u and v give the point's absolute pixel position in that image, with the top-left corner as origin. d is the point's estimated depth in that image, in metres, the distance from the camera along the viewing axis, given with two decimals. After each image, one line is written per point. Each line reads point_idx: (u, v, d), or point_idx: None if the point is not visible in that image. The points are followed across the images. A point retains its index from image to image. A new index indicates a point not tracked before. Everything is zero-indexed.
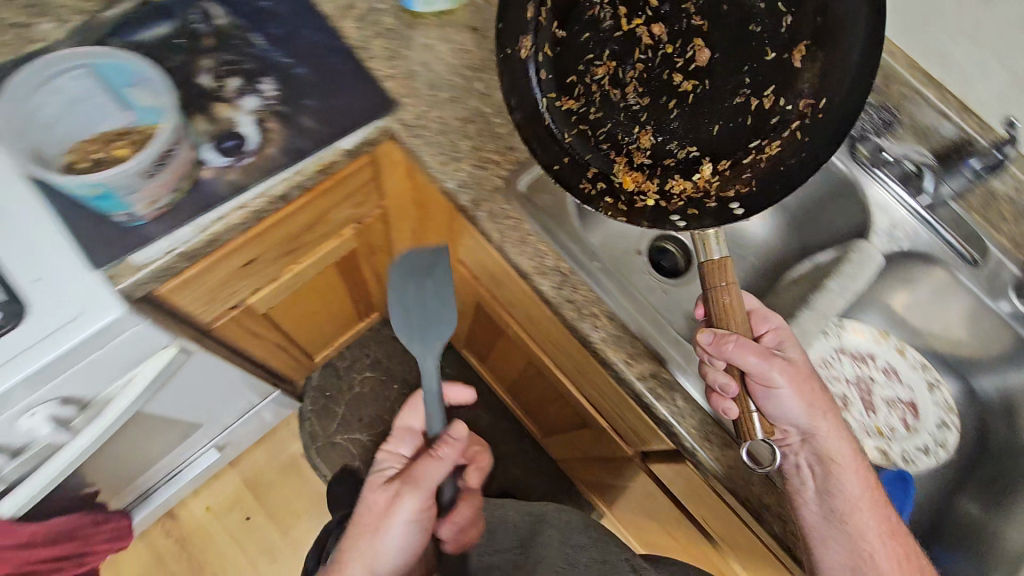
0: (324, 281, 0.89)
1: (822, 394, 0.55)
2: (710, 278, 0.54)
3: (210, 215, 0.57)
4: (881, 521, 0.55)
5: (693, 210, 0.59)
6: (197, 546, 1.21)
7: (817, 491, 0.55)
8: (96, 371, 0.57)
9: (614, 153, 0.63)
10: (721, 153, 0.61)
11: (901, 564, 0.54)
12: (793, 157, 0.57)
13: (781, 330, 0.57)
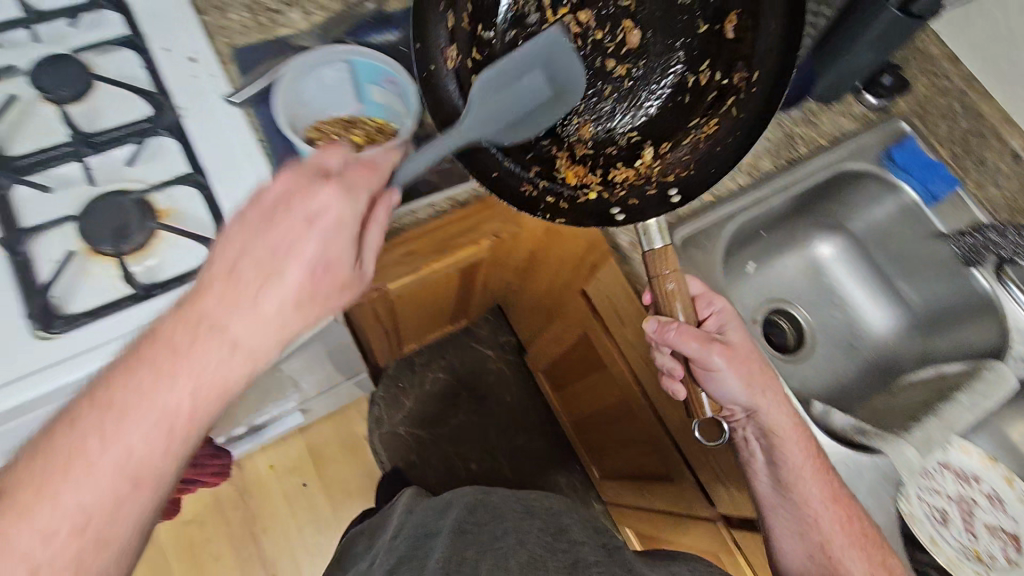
0: (447, 281, 0.96)
1: (759, 369, 0.64)
2: (660, 265, 0.61)
3: (404, 207, 0.64)
4: (821, 489, 0.64)
5: (621, 198, 0.65)
6: (253, 500, 1.25)
7: (765, 458, 0.65)
8: None
9: (559, 149, 0.69)
10: (655, 143, 0.69)
11: (844, 527, 0.64)
12: (730, 136, 0.65)
13: (726, 310, 0.65)
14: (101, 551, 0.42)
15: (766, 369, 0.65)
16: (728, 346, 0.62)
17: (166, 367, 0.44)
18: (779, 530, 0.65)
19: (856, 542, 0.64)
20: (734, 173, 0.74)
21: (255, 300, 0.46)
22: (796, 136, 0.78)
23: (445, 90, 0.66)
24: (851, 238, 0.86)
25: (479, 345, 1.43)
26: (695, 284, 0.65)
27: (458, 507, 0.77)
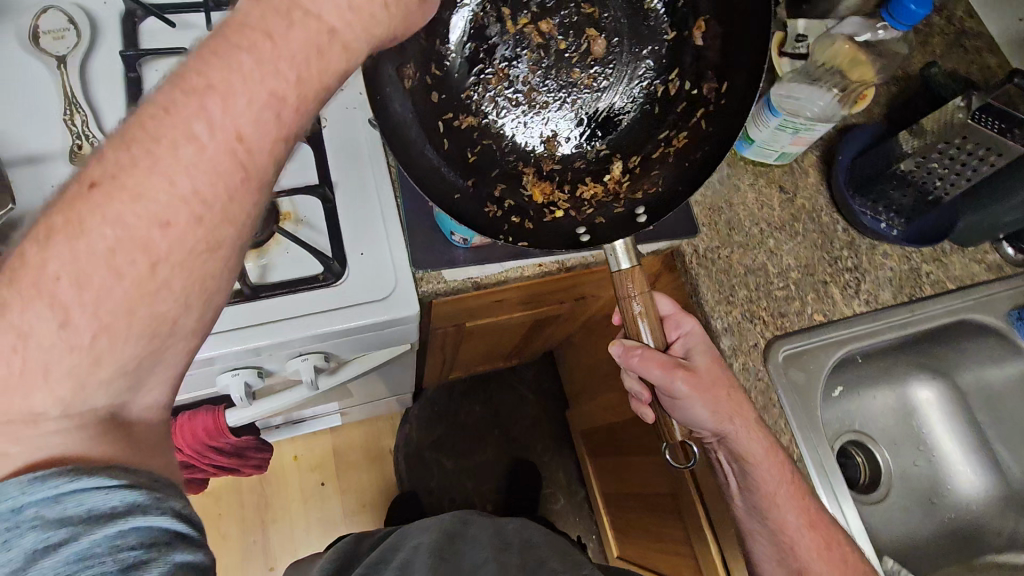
0: (516, 326, 0.94)
1: (728, 395, 0.58)
2: (619, 291, 0.55)
3: (515, 262, 0.63)
4: (799, 516, 0.59)
5: (570, 210, 0.59)
6: (269, 487, 1.25)
7: (739, 482, 0.60)
8: (358, 345, 0.63)
9: (521, 163, 0.61)
10: (587, 175, 0.62)
11: (821, 552, 0.59)
12: (686, 155, 0.58)
13: (694, 334, 0.60)
14: (115, 339, 0.32)
15: (734, 383, 0.60)
16: (692, 372, 0.56)
17: (176, 101, 0.33)
18: (758, 549, 0.61)
19: (834, 570, 0.59)
20: (852, 296, 0.70)
21: (290, 13, 0.36)
22: (923, 273, 0.73)
23: (391, 110, 0.54)
24: (952, 389, 0.81)
25: (522, 387, 1.40)
26: (665, 304, 0.61)
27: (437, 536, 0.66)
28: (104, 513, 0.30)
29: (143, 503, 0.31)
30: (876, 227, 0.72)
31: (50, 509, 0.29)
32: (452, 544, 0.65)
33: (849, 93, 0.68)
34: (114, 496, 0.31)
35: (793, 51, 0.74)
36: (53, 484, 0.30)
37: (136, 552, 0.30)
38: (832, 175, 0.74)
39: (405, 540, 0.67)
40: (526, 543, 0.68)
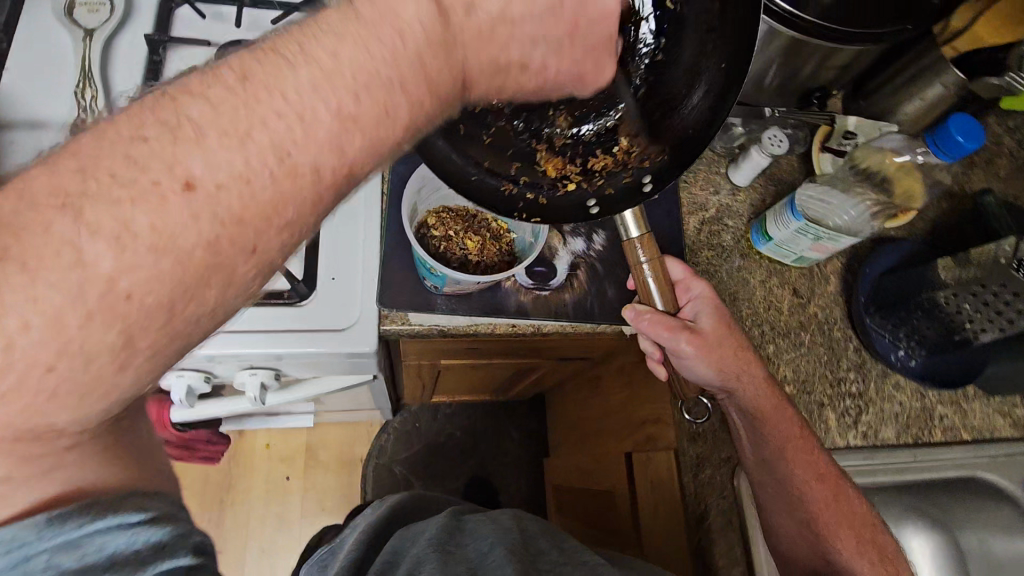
0: (501, 368, 0.91)
1: (734, 353, 0.58)
2: (629, 256, 0.57)
3: (485, 318, 0.59)
4: (807, 468, 0.57)
5: (580, 181, 0.52)
6: (237, 469, 1.25)
7: (748, 440, 0.59)
8: (312, 369, 0.60)
9: (534, 138, 0.54)
10: (594, 144, 0.54)
11: (829, 505, 0.57)
12: (695, 118, 0.49)
13: (702, 296, 0.60)
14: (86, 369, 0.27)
15: (742, 343, 0.59)
16: (698, 333, 0.57)
17: None
18: (772, 513, 0.57)
19: (844, 521, 0.57)
20: (847, 426, 0.64)
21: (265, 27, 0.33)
22: (936, 415, 0.66)
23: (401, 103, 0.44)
24: (955, 548, 0.69)
25: (506, 424, 1.36)
26: (675, 269, 0.61)
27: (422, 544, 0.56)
28: (127, 557, 0.26)
29: (167, 543, 0.27)
30: (890, 354, 0.66)
31: (63, 557, 0.25)
32: (457, 541, 0.57)
33: (885, 208, 0.62)
34: (134, 532, 0.26)
35: (837, 147, 0.71)
36: (71, 525, 0.25)
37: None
38: (853, 288, 0.68)
39: (418, 533, 0.58)
40: (534, 537, 0.59)
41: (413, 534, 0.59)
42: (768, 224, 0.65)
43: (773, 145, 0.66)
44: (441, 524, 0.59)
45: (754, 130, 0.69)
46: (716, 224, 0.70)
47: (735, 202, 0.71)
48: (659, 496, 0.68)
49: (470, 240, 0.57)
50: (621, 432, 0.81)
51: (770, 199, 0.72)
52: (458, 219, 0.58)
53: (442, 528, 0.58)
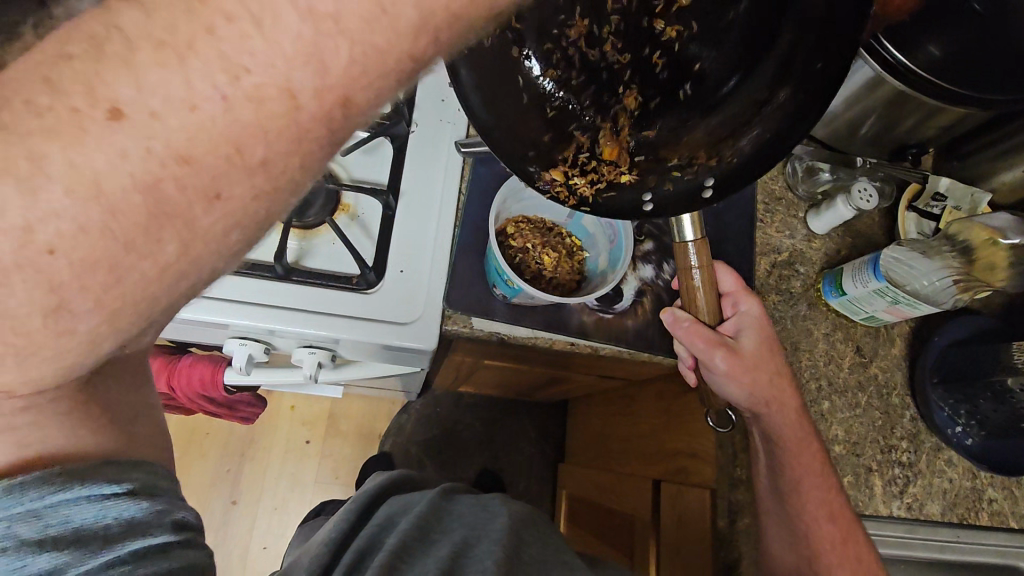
0: (538, 374, 0.91)
1: (770, 379, 0.58)
2: (680, 261, 0.56)
3: (546, 332, 0.59)
4: (818, 505, 0.59)
5: (637, 173, 0.50)
6: (259, 425, 1.27)
7: (767, 469, 0.60)
8: (367, 355, 0.61)
9: (598, 116, 0.52)
10: (660, 133, 0.51)
11: (835, 547, 0.58)
12: (777, 122, 0.45)
13: (750, 314, 0.61)
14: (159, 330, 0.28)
15: (782, 367, 0.60)
16: (737, 352, 0.57)
17: None
18: (772, 540, 0.60)
19: (846, 563, 0.58)
20: (893, 495, 0.63)
21: None
22: (985, 498, 0.65)
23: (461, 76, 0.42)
24: None
25: (525, 423, 1.37)
26: (727, 280, 0.62)
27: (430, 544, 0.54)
28: (97, 532, 0.28)
29: (151, 512, 0.30)
30: (947, 428, 0.64)
31: (29, 526, 0.27)
32: (447, 522, 0.59)
33: (969, 284, 0.59)
34: (113, 504, 0.29)
35: (925, 208, 0.69)
36: (36, 495, 0.27)
37: (127, 568, 0.28)
38: (918, 357, 0.66)
39: (411, 506, 0.61)
40: (523, 529, 0.59)
41: (407, 504, 0.61)
42: (844, 278, 0.63)
43: (862, 199, 0.64)
44: (433, 501, 0.61)
45: (841, 177, 0.69)
46: (787, 270, 0.68)
47: (810, 249, 0.70)
48: (687, 532, 0.68)
49: (547, 255, 0.57)
50: (651, 457, 0.81)
51: (846, 251, 0.70)
52: (536, 231, 0.58)
53: (432, 506, 0.60)
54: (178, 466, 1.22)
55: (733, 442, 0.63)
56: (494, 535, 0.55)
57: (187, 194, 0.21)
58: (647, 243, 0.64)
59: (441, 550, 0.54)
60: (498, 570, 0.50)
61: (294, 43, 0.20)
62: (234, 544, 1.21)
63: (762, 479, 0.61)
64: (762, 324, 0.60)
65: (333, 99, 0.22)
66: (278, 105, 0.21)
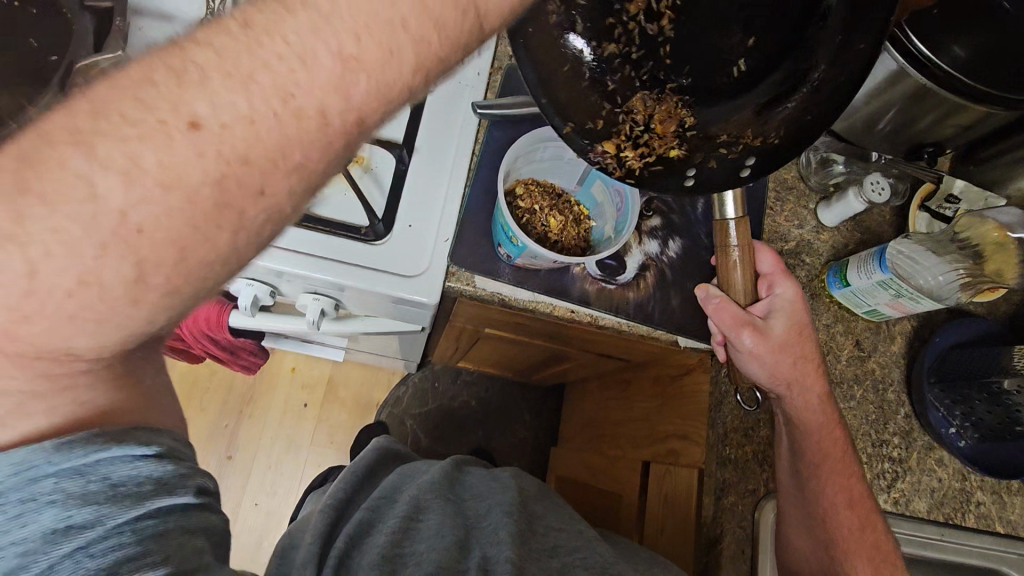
0: (537, 351, 0.92)
1: (794, 363, 0.58)
2: (721, 239, 0.57)
3: (548, 297, 0.60)
4: (838, 492, 0.59)
5: (686, 148, 0.50)
6: (260, 383, 1.28)
7: (788, 452, 0.61)
8: (370, 306, 0.62)
9: (651, 89, 0.51)
10: (713, 109, 0.50)
11: (853, 534, 0.58)
12: (822, 103, 0.45)
13: (785, 297, 0.59)
14: None
15: (810, 353, 0.59)
16: (765, 334, 0.57)
17: None
18: (790, 528, 0.60)
19: (863, 551, 0.58)
20: (880, 488, 0.63)
21: None
22: (972, 500, 0.65)
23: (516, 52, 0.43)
24: None
25: (520, 405, 1.38)
26: (766, 261, 0.60)
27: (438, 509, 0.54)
28: (132, 489, 0.28)
29: (178, 474, 0.30)
30: (941, 427, 0.64)
31: (74, 483, 0.27)
32: (459, 493, 0.59)
33: (975, 282, 0.59)
34: (141, 463, 0.29)
35: (937, 209, 0.69)
36: (74, 453, 0.27)
37: (154, 524, 0.28)
38: (917, 356, 0.66)
39: (419, 475, 0.61)
40: (532, 501, 0.60)
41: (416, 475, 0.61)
42: (849, 269, 0.63)
43: (874, 191, 0.64)
44: (444, 471, 0.60)
45: (855, 171, 0.68)
46: (792, 259, 0.69)
47: (817, 240, 0.70)
48: (672, 509, 0.68)
49: (553, 218, 0.58)
50: (640, 439, 0.81)
51: (853, 245, 0.70)
52: (545, 195, 0.59)
53: (443, 474, 0.60)
54: (177, 417, 1.24)
55: (725, 420, 0.63)
56: (506, 502, 0.56)
57: (245, 191, 0.26)
58: (655, 218, 0.65)
59: (455, 516, 0.54)
60: (511, 539, 0.50)
61: (328, 76, 0.26)
62: (225, 499, 1.22)
63: (784, 456, 0.61)
64: (796, 305, 0.59)
65: (354, 120, 0.27)
66: (325, 108, 0.26)
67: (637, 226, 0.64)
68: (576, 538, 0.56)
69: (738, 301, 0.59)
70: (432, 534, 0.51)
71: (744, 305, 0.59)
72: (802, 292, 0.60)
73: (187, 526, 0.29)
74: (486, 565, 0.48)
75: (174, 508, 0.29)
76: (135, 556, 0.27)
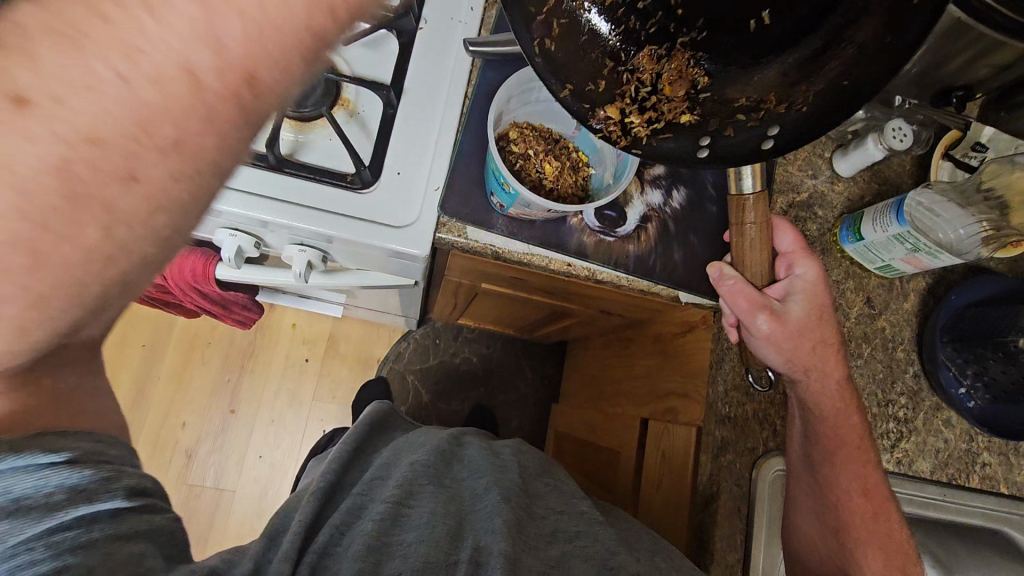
0: (535, 307, 0.90)
1: (813, 348, 0.55)
2: (733, 215, 0.53)
3: (544, 250, 0.58)
4: (852, 479, 0.57)
5: (701, 113, 0.46)
6: (260, 338, 1.28)
7: (801, 434, 0.59)
8: (359, 258, 0.60)
9: (664, 46, 0.47)
10: (732, 69, 0.46)
11: (866, 523, 0.58)
12: (863, 67, 0.41)
13: (804, 279, 0.56)
14: None
15: (830, 337, 0.56)
16: (782, 319, 0.54)
17: None
18: (795, 508, 0.60)
19: (875, 539, 0.58)
20: (883, 448, 0.61)
21: None
22: (978, 461, 0.63)
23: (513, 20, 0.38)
24: None
25: (522, 361, 1.37)
26: (785, 239, 0.57)
27: (435, 495, 0.53)
28: (38, 502, 0.28)
29: (90, 485, 0.30)
30: (952, 389, 0.62)
31: None
32: (454, 475, 0.58)
33: (998, 236, 0.56)
34: (51, 472, 0.28)
35: (962, 157, 0.63)
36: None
37: (72, 535, 0.29)
38: (931, 314, 0.63)
39: (420, 447, 0.61)
40: (534, 479, 0.60)
41: (415, 448, 0.61)
42: (864, 222, 0.60)
43: (894, 138, 0.59)
44: (439, 447, 0.60)
45: (876, 117, 0.64)
46: (804, 211, 0.65)
47: (832, 191, 0.66)
48: (670, 468, 0.67)
49: (548, 164, 0.54)
50: (639, 397, 0.80)
51: (869, 197, 0.66)
52: (540, 139, 0.56)
53: (440, 449, 0.60)
54: (180, 371, 1.24)
55: (725, 378, 0.61)
56: (504, 485, 0.55)
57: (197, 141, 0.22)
58: (659, 166, 0.61)
59: (446, 502, 0.53)
60: (507, 528, 0.49)
61: None
62: (230, 451, 1.23)
63: (796, 441, 0.60)
64: (817, 288, 0.56)
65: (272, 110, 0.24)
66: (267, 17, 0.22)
67: (639, 175, 0.60)
68: (583, 524, 0.54)
69: (755, 282, 0.55)
70: (424, 522, 0.49)
71: (760, 286, 0.55)
72: (823, 271, 0.57)
73: (114, 534, 0.30)
74: (478, 557, 0.47)
75: (96, 514, 0.30)
76: (54, 571, 0.27)
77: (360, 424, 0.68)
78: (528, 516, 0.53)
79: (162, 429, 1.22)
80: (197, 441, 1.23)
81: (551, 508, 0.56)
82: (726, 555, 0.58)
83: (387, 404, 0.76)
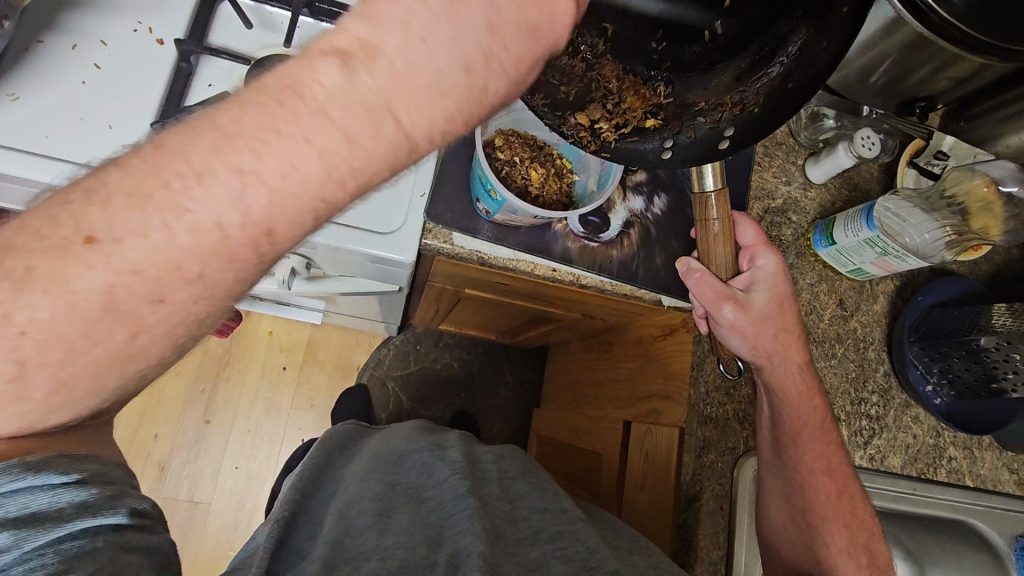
0: (518, 313, 0.91)
1: (775, 335, 0.57)
2: (699, 211, 0.54)
3: (530, 255, 0.59)
4: (816, 459, 0.59)
5: (664, 117, 0.47)
6: (236, 346, 1.26)
7: (768, 420, 0.60)
8: (344, 265, 0.59)
9: (630, 55, 0.48)
10: (691, 74, 0.48)
11: (829, 501, 0.58)
12: (806, 70, 0.42)
13: (766, 270, 0.57)
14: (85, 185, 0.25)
15: (790, 326, 0.58)
16: (745, 307, 0.55)
17: None
18: (768, 493, 0.60)
19: (839, 518, 0.59)
20: (855, 445, 0.64)
21: None
22: (945, 455, 0.66)
23: None
24: None
25: (502, 366, 1.38)
26: (746, 234, 0.58)
27: (407, 511, 0.53)
28: (50, 514, 0.27)
29: (94, 503, 0.28)
30: (920, 386, 0.64)
31: None
32: (432, 483, 0.56)
33: (961, 238, 0.58)
34: (60, 491, 0.27)
35: (926, 165, 0.67)
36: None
37: (80, 545, 0.27)
38: (900, 314, 0.66)
39: (405, 457, 0.60)
40: (517, 482, 0.60)
41: (394, 461, 0.59)
42: (835, 227, 0.62)
43: (864, 147, 0.61)
44: (422, 458, 0.59)
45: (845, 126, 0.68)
46: (779, 216, 0.67)
47: (805, 197, 0.69)
48: (653, 468, 0.69)
49: (534, 171, 0.55)
50: (621, 400, 0.81)
51: (841, 203, 0.69)
52: (526, 147, 0.56)
53: (425, 464, 0.58)
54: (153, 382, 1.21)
55: (706, 379, 0.62)
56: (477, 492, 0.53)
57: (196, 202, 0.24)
58: (640, 173, 0.63)
59: (426, 515, 0.52)
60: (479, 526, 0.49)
61: None
62: (205, 463, 1.20)
63: (761, 424, 0.61)
64: (777, 278, 0.57)
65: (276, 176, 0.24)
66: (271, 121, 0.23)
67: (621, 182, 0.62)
68: (563, 522, 0.54)
69: (719, 275, 0.57)
70: (402, 530, 0.50)
71: (726, 277, 0.57)
72: (784, 261, 0.58)
73: (120, 544, 0.29)
74: (456, 560, 0.46)
75: (99, 527, 0.28)
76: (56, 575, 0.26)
77: (320, 446, 0.65)
78: (508, 519, 0.54)
79: (135, 441, 1.18)
80: (170, 452, 1.19)
81: (534, 507, 0.56)
82: (710, 553, 0.60)
83: (356, 424, 0.74)
